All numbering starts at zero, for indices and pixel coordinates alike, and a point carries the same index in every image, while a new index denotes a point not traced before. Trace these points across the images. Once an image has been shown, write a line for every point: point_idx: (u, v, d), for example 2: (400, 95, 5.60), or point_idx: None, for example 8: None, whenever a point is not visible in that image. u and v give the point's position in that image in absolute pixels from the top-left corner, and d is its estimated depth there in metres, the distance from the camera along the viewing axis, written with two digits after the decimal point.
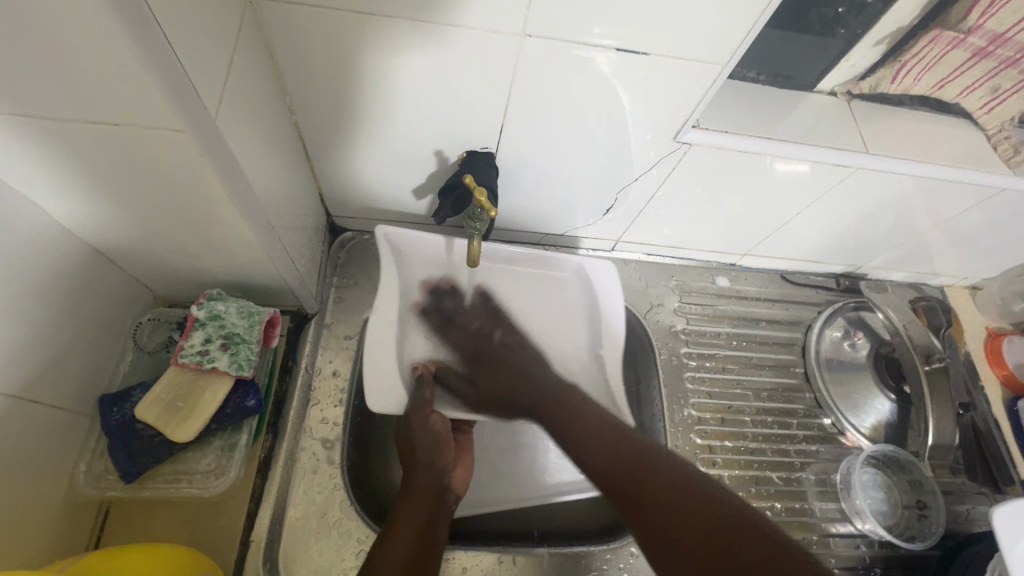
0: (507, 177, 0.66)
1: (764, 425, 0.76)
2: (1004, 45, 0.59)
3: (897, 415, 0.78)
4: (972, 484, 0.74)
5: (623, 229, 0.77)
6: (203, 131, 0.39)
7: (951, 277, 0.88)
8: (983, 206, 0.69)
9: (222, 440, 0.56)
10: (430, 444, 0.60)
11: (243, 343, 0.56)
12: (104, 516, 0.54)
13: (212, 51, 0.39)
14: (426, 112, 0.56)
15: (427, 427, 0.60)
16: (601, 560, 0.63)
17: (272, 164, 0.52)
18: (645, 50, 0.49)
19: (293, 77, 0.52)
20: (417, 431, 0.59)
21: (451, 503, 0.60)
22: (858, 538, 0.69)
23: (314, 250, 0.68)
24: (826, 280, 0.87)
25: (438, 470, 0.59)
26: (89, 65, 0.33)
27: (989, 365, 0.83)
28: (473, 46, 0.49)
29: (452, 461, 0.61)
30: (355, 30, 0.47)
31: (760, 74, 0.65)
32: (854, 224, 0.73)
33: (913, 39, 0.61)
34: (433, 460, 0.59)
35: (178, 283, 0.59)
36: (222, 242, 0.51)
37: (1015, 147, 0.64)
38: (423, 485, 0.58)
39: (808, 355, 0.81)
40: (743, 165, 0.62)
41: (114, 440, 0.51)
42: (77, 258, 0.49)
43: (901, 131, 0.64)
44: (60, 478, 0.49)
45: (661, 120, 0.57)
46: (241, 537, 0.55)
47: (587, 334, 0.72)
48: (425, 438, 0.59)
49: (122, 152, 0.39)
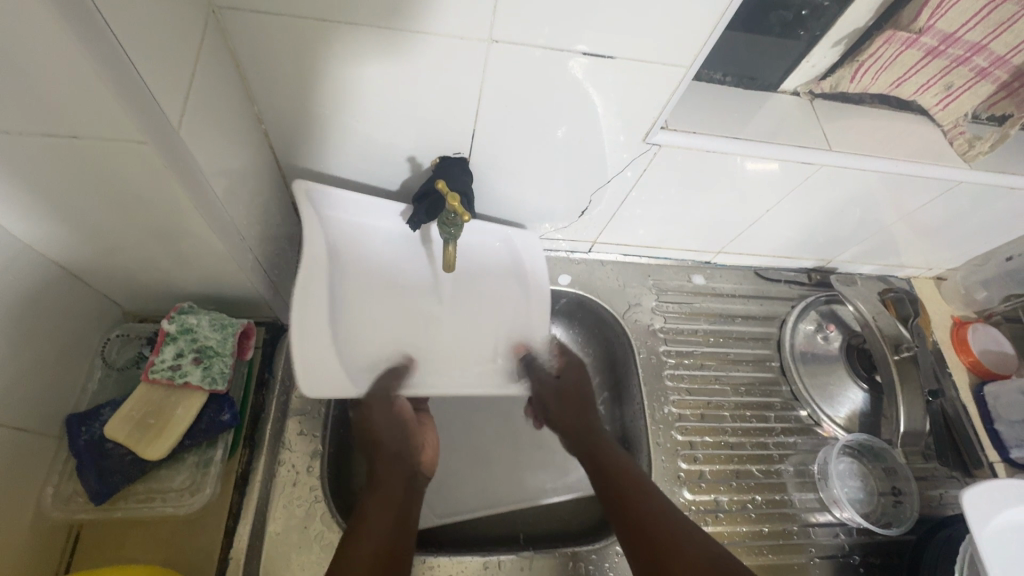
0: (482, 182, 0.66)
1: (743, 419, 0.77)
2: (954, 45, 0.61)
3: (869, 405, 0.80)
4: (944, 469, 0.76)
5: (599, 231, 0.78)
6: (165, 142, 0.38)
7: (917, 268, 0.90)
8: (942, 199, 0.71)
9: (196, 456, 0.55)
10: (397, 431, 0.63)
11: (217, 356, 0.55)
12: (74, 539, 0.52)
13: (172, 61, 0.38)
14: (397, 118, 0.56)
15: (393, 417, 0.64)
16: (587, 560, 0.63)
17: (241, 173, 0.51)
18: (611, 54, 0.50)
19: (260, 86, 0.51)
20: (378, 421, 0.62)
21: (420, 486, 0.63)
22: (836, 527, 0.71)
23: (287, 259, 0.67)
24: (798, 275, 0.89)
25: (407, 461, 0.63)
26: (40, 77, 0.32)
27: (956, 353, 0.86)
28: (441, 53, 0.49)
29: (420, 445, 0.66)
30: (320, 37, 0.47)
31: (726, 76, 0.66)
32: (822, 219, 0.75)
33: (869, 39, 0.63)
34: (395, 444, 0.63)
35: (147, 297, 0.58)
36: (191, 254, 0.50)
37: (971, 142, 0.66)
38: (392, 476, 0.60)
39: (783, 348, 0.83)
40: (713, 165, 0.63)
41: (83, 460, 0.50)
42: (40, 275, 0.47)
43: (861, 128, 0.66)
44: (26, 502, 0.48)
45: (630, 123, 0.58)
46: (219, 555, 0.54)
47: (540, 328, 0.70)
48: (388, 427, 0.63)
49: (83, 165, 0.39)
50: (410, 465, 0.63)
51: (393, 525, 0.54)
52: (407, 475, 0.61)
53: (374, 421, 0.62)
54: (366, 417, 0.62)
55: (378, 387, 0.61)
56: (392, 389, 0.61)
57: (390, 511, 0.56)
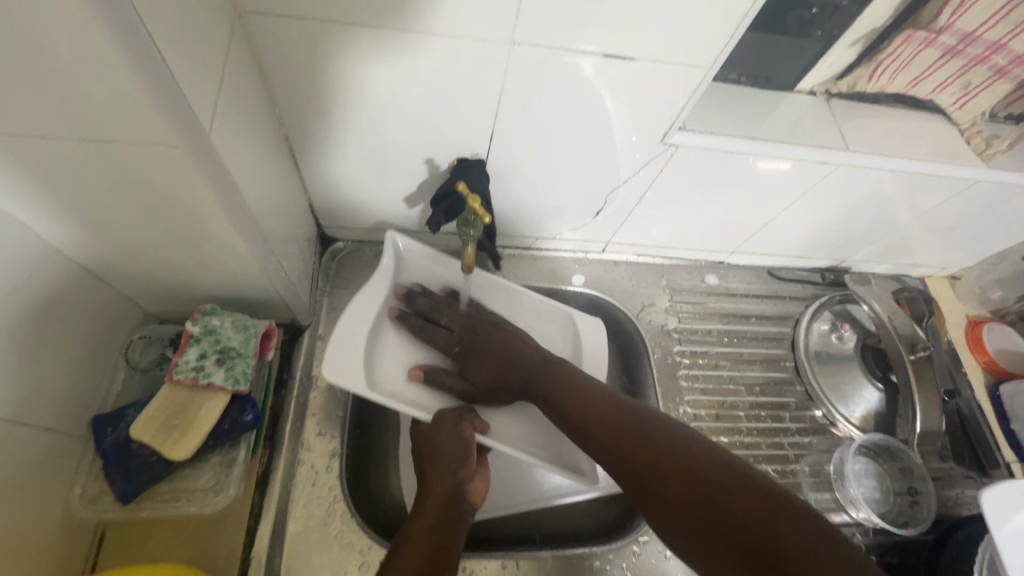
0: (500, 184, 0.66)
1: (758, 419, 0.77)
2: (973, 44, 0.61)
3: (885, 404, 0.80)
4: (961, 469, 0.76)
5: (613, 231, 0.78)
6: (196, 145, 0.39)
7: (931, 267, 0.90)
8: (958, 198, 0.71)
9: (219, 457, 0.56)
10: (457, 453, 0.57)
11: (239, 357, 0.56)
12: (100, 539, 0.53)
13: (204, 65, 0.39)
14: (417, 119, 0.56)
15: (458, 437, 0.58)
16: (604, 560, 0.63)
17: (264, 176, 0.52)
18: (631, 55, 0.50)
19: (284, 90, 0.52)
20: (443, 442, 0.58)
21: (468, 512, 0.55)
22: (854, 527, 0.70)
23: (305, 260, 0.67)
24: (812, 275, 0.89)
25: (456, 476, 0.55)
26: (78, 81, 0.32)
27: (970, 352, 0.85)
28: (463, 54, 0.49)
29: (472, 474, 0.57)
30: (343, 41, 0.47)
31: (740, 77, 0.66)
32: (837, 219, 0.75)
33: (887, 39, 0.63)
34: (453, 464, 0.56)
35: (171, 299, 0.58)
36: (215, 257, 0.51)
37: (987, 141, 0.66)
38: (437, 492, 0.54)
39: (797, 348, 0.83)
40: (728, 165, 0.63)
41: (109, 460, 0.51)
42: (68, 278, 0.48)
43: (878, 128, 0.66)
44: (55, 501, 0.49)
45: (648, 123, 0.58)
46: (242, 555, 0.54)
47: (559, 343, 0.72)
48: (451, 448, 0.57)
49: (113, 169, 0.39)
50: (458, 480, 0.55)
51: (435, 545, 0.48)
52: (454, 499, 0.54)
53: (438, 439, 0.58)
54: (433, 434, 0.59)
55: (445, 414, 0.60)
56: (464, 419, 0.59)
57: (430, 535, 0.50)
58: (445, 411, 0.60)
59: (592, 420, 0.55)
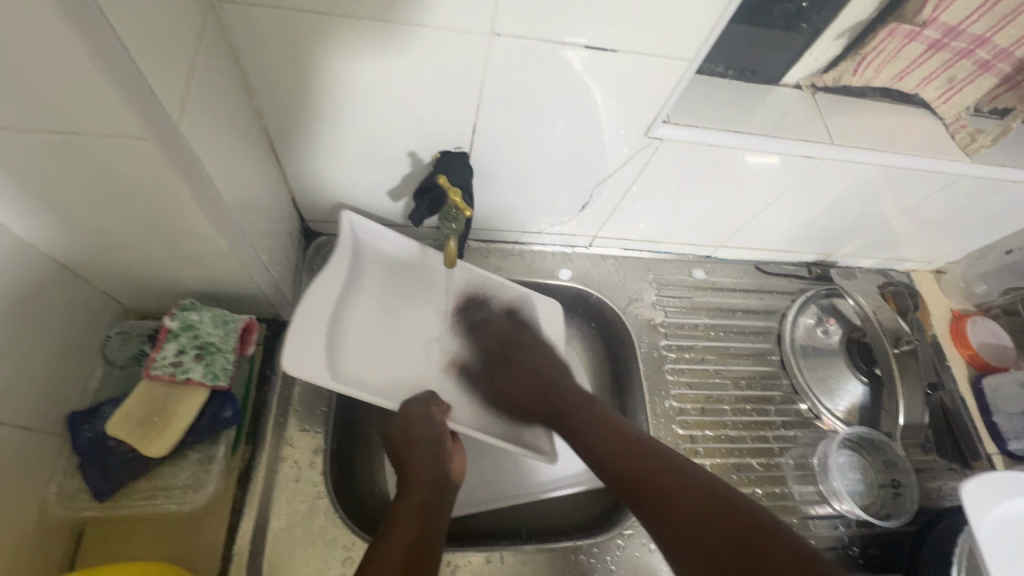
0: (483, 177, 0.66)
1: (743, 413, 0.78)
2: (958, 38, 0.61)
3: (868, 397, 0.81)
4: (942, 461, 0.77)
5: (600, 226, 0.78)
6: (167, 138, 0.38)
7: (916, 262, 0.91)
8: (943, 192, 0.71)
9: (199, 453, 0.55)
10: (434, 437, 0.57)
11: (219, 353, 0.55)
12: (79, 536, 0.53)
13: (173, 55, 0.38)
14: (399, 112, 0.55)
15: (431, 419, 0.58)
16: (589, 553, 0.63)
17: (242, 171, 0.51)
18: (614, 47, 0.49)
19: (261, 81, 0.51)
20: (416, 428, 0.58)
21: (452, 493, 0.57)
22: (837, 519, 0.71)
23: (287, 254, 0.66)
24: (798, 270, 0.89)
25: (435, 459, 0.57)
26: (40, 71, 0.32)
27: (954, 346, 0.86)
28: (444, 46, 0.48)
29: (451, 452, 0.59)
30: (321, 30, 0.46)
31: (727, 70, 0.66)
32: (823, 213, 0.75)
33: (872, 32, 0.63)
34: (431, 448, 0.57)
35: (149, 294, 0.57)
36: (193, 251, 0.50)
37: (971, 135, 0.66)
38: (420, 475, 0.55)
39: (783, 342, 0.83)
40: (713, 159, 0.63)
41: (86, 457, 0.50)
42: (40, 273, 0.47)
43: (863, 122, 0.66)
44: (31, 500, 0.48)
45: (632, 118, 0.57)
46: (224, 551, 0.54)
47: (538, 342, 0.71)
48: (426, 432, 0.57)
49: (84, 163, 0.38)
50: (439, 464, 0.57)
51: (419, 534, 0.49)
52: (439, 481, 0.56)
53: (410, 426, 0.58)
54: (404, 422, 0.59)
55: (412, 402, 0.60)
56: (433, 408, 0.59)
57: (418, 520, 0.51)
58: (411, 401, 0.60)
59: (621, 453, 0.55)
